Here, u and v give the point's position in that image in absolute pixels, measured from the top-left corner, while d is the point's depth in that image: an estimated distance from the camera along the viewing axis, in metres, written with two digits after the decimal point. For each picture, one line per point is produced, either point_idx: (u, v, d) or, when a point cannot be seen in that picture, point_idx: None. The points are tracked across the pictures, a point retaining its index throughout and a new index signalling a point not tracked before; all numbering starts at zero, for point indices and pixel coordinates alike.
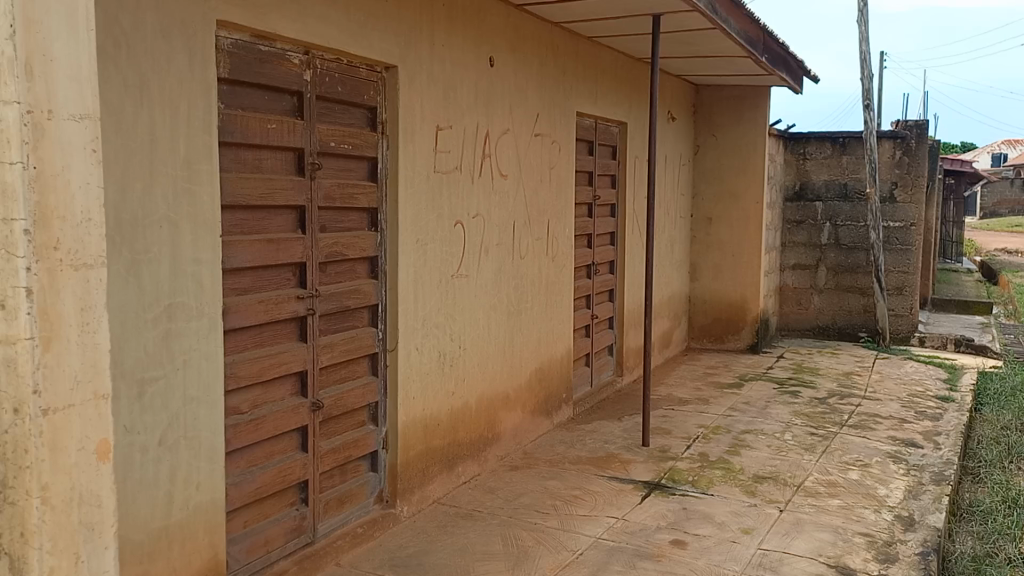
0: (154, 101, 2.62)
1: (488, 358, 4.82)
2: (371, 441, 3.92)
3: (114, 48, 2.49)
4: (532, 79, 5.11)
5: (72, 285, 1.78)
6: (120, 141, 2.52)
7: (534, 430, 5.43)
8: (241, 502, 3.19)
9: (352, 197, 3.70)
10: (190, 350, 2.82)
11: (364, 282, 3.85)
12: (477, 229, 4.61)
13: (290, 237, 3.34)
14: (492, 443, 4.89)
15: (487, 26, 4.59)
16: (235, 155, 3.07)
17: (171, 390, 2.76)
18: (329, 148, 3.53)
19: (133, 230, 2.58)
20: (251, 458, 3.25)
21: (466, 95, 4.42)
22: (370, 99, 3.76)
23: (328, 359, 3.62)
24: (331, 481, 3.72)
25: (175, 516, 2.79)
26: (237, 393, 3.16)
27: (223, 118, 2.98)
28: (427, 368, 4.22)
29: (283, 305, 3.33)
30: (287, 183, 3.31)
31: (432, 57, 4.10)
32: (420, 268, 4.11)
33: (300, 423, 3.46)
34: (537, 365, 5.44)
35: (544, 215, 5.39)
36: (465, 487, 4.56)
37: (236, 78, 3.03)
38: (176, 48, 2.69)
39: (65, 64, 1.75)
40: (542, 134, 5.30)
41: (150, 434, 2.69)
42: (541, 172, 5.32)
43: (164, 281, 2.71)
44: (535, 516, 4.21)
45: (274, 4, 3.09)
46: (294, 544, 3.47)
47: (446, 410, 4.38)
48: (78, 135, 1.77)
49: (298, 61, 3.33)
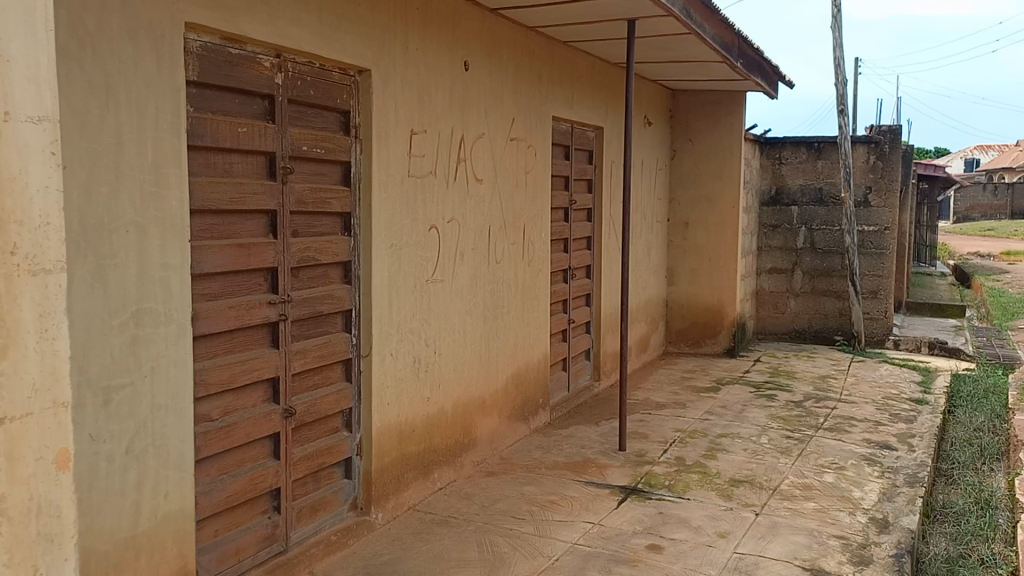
0: (120, 104, 2.59)
1: (464, 364, 4.80)
2: (344, 448, 3.88)
3: (79, 49, 2.45)
4: (507, 84, 5.10)
5: (30, 291, 1.74)
6: (84, 144, 2.48)
7: (511, 435, 5.41)
8: (212, 511, 3.14)
9: (325, 202, 3.67)
10: (158, 357, 2.78)
11: (338, 288, 3.81)
12: (452, 233, 4.59)
13: (262, 242, 3.31)
14: (468, 448, 4.87)
15: (462, 31, 4.59)
16: (204, 159, 3.04)
17: (138, 397, 2.71)
18: (301, 152, 3.50)
19: (98, 234, 2.54)
20: (222, 466, 3.20)
21: (441, 99, 4.40)
22: (343, 102, 3.74)
23: (301, 365, 3.59)
24: (304, 488, 3.67)
25: (143, 525, 2.74)
26: (207, 401, 3.12)
27: (191, 121, 2.94)
28: (402, 374, 4.19)
29: (255, 310, 3.29)
30: (258, 187, 3.27)
31: (407, 60, 4.08)
32: (393, 272, 4.08)
33: (273, 430, 3.42)
34: (513, 370, 5.42)
35: (519, 220, 5.38)
36: (442, 493, 4.54)
37: (206, 81, 2.99)
38: (143, 51, 2.65)
39: (23, 64, 1.71)
40: (518, 138, 5.29)
41: (117, 442, 2.64)
42: (516, 177, 5.31)
43: (131, 286, 2.66)
44: (510, 522, 4.18)
45: (244, 6, 3.06)
46: (266, 553, 3.42)
47: (421, 416, 4.35)
48: (35, 138, 1.73)
49: (269, 64, 3.29)
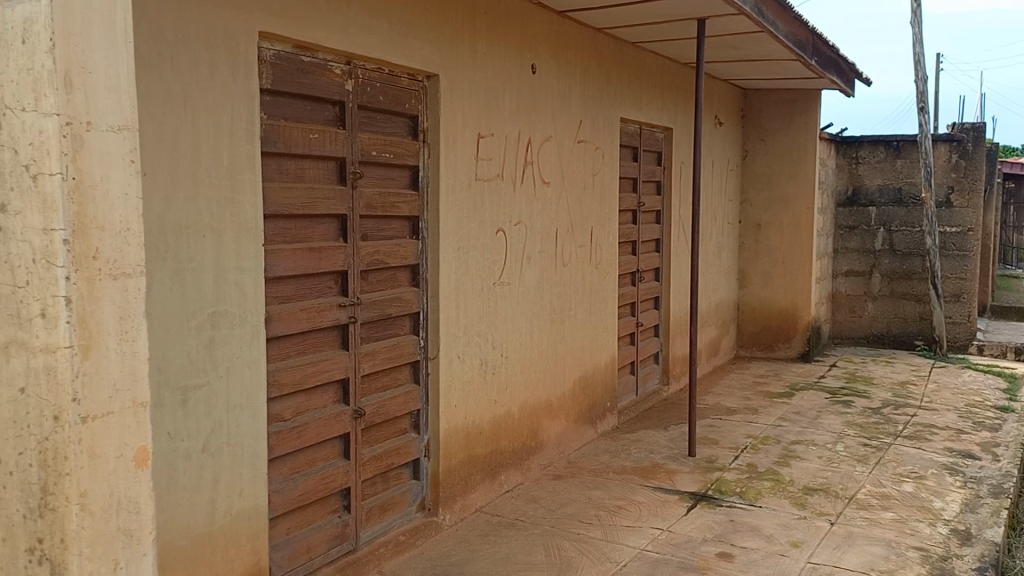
0: (197, 112, 2.67)
1: (531, 367, 4.80)
2: (412, 449, 3.93)
3: (158, 59, 2.54)
4: (575, 87, 5.09)
5: (111, 293, 1.80)
6: (163, 151, 2.56)
7: (578, 439, 5.39)
8: (285, 509, 3.21)
9: (394, 206, 3.72)
10: (233, 358, 2.85)
11: (406, 290, 3.85)
12: (519, 236, 4.60)
13: (332, 246, 3.37)
14: (535, 452, 4.87)
15: (530, 34, 4.60)
16: (277, 164, 3.11)
17: (214, 397, 2.79)
18: (370, 157, 3.55)
19: (177, 239, 2.62)
20: (293, 465, 3.27)
21: (509, 102, 4.42)
22: (411, 107, 3.78)
23: (370, 366, 3.64)
24: (373, 488, 3.72)
25: (218, 521, 2.82)
26: (279, 401, 3.19)
27: (265, 128, 3.02)
28: (469, 376, 4.21)
29: (325, 313, 3.36)
30: (329, 192, 3.34)
31: (475, 65, 4.11)
32: (461, 274, 4.11)
33: (343, 430, 3.48)
34: (581, 373, 5.40)
35: (587, 222, 5.36)
36: (509, 496, 4.54)
37: (279, 88, 3.06)
38: (220, 61, 2.73)
39: (105, 75, 1.77)
40: (585, 140, 5.27)
41: (193, 440, 2.73)
42: (584, 179, 5.29)
43: (207, 289, 2.74)
44: (578, 527, 4.16)
45: (317, 15, 3.12)
46: (337, 551, 3.48)
47: (488, 418, 4.37)
48: (117, 146, 1.79)
49: (340, 71, 3.36)
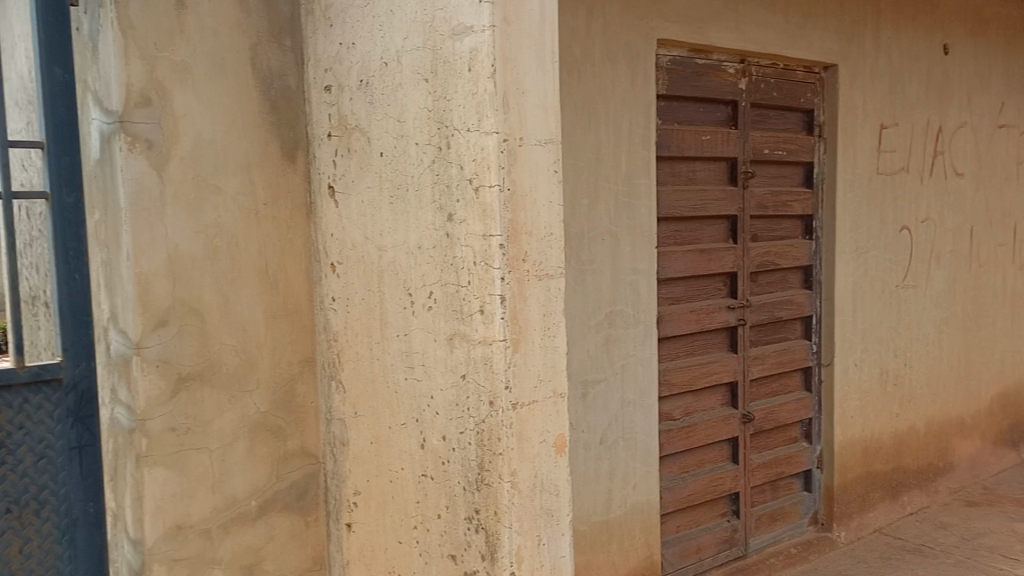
0: (600, 123, 2.83)
1: (941, 379, 4.32)
2: (804, 459, 3.76)
3: (568, 75, 2.73)
4: (997, 64, 4.48)
5: (537, 293, 1.96)
6: (571, 161, 2.75)
7: (999, 464, 4.73)
8: (675, 507, 3.26)
9: (785, 206, 3.59)
10: (628, 357, 2.97)
11: (797, 293, 3.70)
12: (927, 234, 4.17)
13: (722, 247, 3.35)
14: (944, 473, 4.38)
15: (943, 10, 4.15)
16: (670, 168, 3.17)
17: (611, 393, 2.93)
18: (762, 155, 3.47)
19: (580, 243, 2.81)
20: (683, 464, 3.31)
21: (917, 88, 4.03)
22: (806, 101, 3.62)
23: (759, 370, 3.55)
24: (763, 495, 3.63)
25: (615, 512, 2.95)
26: (670, 400, 3.25)
27: (660, 132, 3.09)
28: (867, 386, 3.92)
29: (714, 315, 3.35)
30: (720, 193, 3.32)
31: (878, 50, 3.81)
32: (859, 276, 3.83)
33: (731, 434, 3.44)
34: (1001, 389, 4.74)
35: (1010, 217, 4.69)
36: (913, 519, 4.14)
37: (674, 93, 3.12)
38: (621, 70, 2.87)
39: (535, 94, 1.93)
40: (1009, 124, 4.61)
41: (592, 433, 2.89)
42: (1007, 168, 4.63)
43: (606, 290, 2.89)
44: (1001, 562, 3.65)
45: (713, 17, 3.13)
46: (725, 555, 3.45)
47: (888, 432, 4.03)
48: (543, 158, 1.95)
49: (734, 70, 3.32)
